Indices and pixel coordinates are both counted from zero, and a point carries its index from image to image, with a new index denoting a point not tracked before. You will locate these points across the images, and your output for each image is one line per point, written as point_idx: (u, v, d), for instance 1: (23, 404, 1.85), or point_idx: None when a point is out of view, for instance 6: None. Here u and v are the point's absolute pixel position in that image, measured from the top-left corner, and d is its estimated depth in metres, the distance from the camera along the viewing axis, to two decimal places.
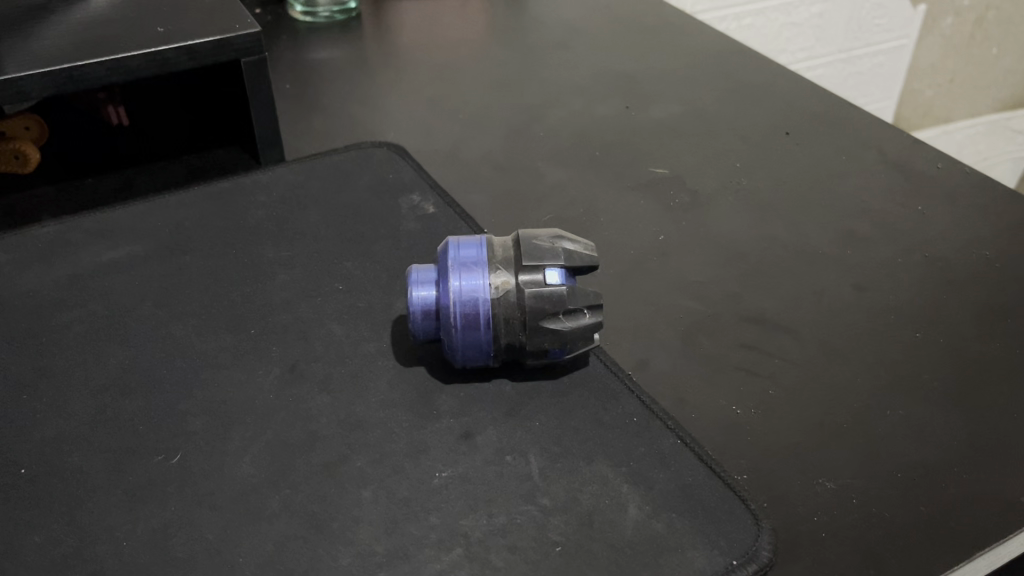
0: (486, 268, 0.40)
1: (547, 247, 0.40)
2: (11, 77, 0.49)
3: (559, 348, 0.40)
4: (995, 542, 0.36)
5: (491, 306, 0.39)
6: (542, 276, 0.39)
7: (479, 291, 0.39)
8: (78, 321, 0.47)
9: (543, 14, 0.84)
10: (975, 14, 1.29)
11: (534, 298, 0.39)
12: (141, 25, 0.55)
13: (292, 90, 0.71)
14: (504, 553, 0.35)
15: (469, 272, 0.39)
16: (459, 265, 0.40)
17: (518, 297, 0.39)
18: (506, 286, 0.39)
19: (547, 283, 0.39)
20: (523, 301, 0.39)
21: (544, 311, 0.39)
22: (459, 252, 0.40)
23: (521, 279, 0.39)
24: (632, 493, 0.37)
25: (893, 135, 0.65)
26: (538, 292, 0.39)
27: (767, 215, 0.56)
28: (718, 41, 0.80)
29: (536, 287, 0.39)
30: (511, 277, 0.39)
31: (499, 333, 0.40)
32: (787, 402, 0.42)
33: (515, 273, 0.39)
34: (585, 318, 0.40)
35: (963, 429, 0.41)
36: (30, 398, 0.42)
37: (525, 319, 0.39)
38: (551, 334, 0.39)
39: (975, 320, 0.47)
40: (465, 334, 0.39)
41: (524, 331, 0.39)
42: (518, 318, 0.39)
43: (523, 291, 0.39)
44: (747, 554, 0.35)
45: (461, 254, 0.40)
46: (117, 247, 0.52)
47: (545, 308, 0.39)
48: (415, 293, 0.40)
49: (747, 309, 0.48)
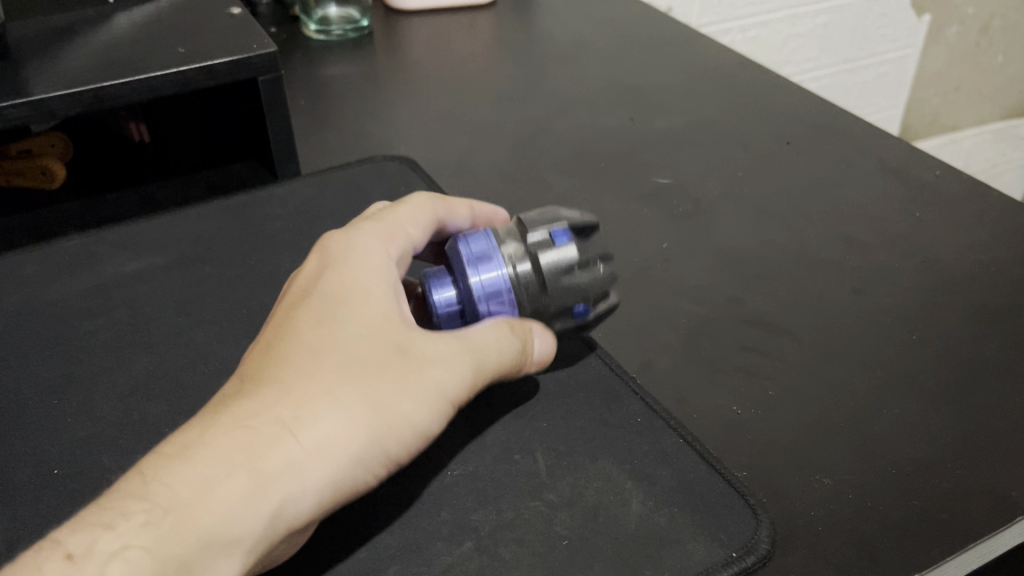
0: (499, 253, 0.41)
1: (547, 217, 0.42)
2: (42, 97, 0.52)
3: (581, 304, 0.41)
4: (986, 535, 0.37)
5: (514, 291, 0.41)
6: (548, 237, 0.41)
7: (499, 280, 0.40)
8: (104, 328, 0.49)
9: (550, 29, 0.86)
10: (980, 22, 1.30)
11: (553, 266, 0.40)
12: (162, 46, 0.58)
13: (306, 106, 0.73)
14: (512, 546, 0.36)
15: (484, 264, 0.40)
16: (472, 258, 0.41)
17: (530, 259, 0.40)
18: (517, 253, 0.41)
19: (554, 242, 0.41)
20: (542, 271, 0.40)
21: (557, 268, 0.40)
22: (470, 245, 0.41)
23: (529, 243, 0.41)
24: (635, 489, 0.39)
25: (892, 143, 0.66)
26: (547, 251, 0.40)
27: (769, 222, 0.57)
28: (723, 55, 0.82)
29: (544, 248, 0.40)
30: (520, 245, 0.41)
31: (523, 313, 0.41)
32: (785, 401, 0.43)
33: (523, 241, 0.41)
34: (599, 270, 0.41)
35: (957, 427, 0.42)
36: (59, 402, 0.44)
37: (541, 283, 0.40)
38: (569, 291, 0.40)
39: (971, 322, 0.48)
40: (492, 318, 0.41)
41: (545, 295, 0.41)
42: (535, 283, 0.41)
43: (534, 254, 0.40)
44: (745, 546, 0.36)
45: (472, 247, 0.41)
46: (140, 259, 0.55)
47: (557, 265, 0.40)
48: (437, 295, 0.41)
49: (748, 313, 0.49)
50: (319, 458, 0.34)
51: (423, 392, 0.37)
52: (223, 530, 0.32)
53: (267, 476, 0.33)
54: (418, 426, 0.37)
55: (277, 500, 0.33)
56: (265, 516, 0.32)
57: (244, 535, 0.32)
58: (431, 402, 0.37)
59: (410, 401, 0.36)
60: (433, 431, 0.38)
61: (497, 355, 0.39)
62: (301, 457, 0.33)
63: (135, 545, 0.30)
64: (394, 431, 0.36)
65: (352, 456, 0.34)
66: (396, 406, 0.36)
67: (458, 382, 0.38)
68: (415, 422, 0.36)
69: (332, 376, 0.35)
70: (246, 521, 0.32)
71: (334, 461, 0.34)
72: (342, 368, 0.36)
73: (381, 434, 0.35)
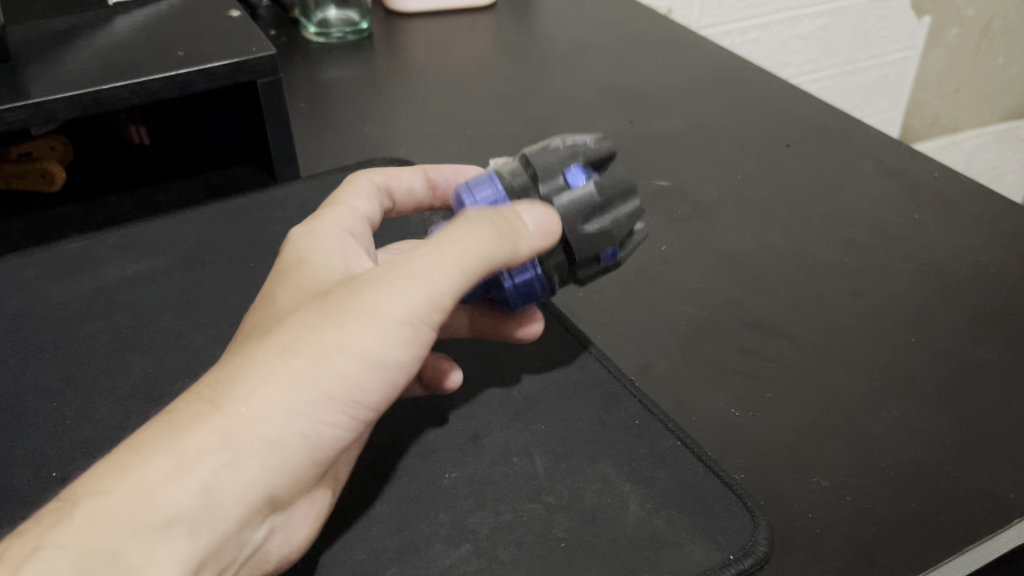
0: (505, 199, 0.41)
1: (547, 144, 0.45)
2: (41, 100, 0.52)
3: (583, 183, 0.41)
4: (984, 537, 0.37)
5: None
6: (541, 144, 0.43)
7: None
8: (104, 331, 0.49)
9: (550, 32, 0.86)
10: (980, 24, 1.30)
11: (549, 161, 0.41)
12: (162, 49, 0.58)
13: (306, 108, 0.73)
14: (510, 549, 0.36)
15: None
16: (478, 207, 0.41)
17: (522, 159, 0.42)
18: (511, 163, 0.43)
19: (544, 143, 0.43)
20: (547, 168, 0.41)
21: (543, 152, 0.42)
22: (474, 194, 0.41)
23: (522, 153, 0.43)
24: (633, 491, 0.39)
25: (891, 146, 0.66)
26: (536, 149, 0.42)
27: (769, 225, 0.57)
28: (722, 57, 0.82)
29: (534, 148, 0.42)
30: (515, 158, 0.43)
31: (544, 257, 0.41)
32: (784, 403, 0.43)
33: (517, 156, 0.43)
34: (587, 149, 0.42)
35: (955, 429, 0.42)
36: (58, 405, 0.44)
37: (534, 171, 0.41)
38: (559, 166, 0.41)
39: (969, 325, 0.48)
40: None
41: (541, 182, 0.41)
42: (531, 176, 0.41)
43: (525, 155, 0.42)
44: (743, 548, 0.36)
45: (477, 197, 0.41)
46: (140, 262, 0.55)
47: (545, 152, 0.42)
48: None
49: (747, 315, 0.49)
50: (251, 419, 0.33)
51: (360, 323, 0.35)
52: (153, 511, 0.31)
53: (191, 444, 0.32)
54: (361, 357, 0.35)
55: (209, 467, 0.32)
56: (198, 486, 0.32)
57: (179, 510, 0.31)
58: (371, 329, 0.35)
59: (346, 335, 0.35)
60: (389, 363, 0.36)
61: (450, 256, 0.36)
62: (224, 424, 0.33)
63: (50, 544, 0.29)
64: (332, 370, 0.34)
65: (287, 407, 0.34)
66: (327, 343, 0.35)
67: (402, 299, 0.36)
68: (354, 354, 0.35)
69: (255, 345, 0.35)
70: (179, 495, 0.31)
71: (264, 414, 0.33)
72: (265, 336, 0.35)
73: (315, 376, 0.34)
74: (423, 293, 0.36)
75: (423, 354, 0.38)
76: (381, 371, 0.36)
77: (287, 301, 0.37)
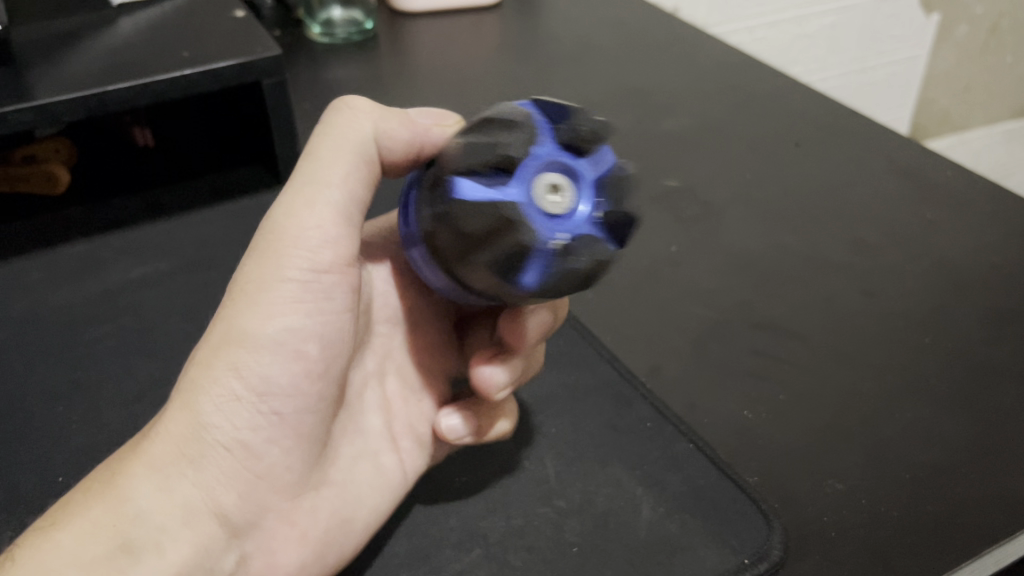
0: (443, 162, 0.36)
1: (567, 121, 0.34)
2: (45, 103, 0.51)
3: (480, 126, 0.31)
4: (1001, 540, 0.36)
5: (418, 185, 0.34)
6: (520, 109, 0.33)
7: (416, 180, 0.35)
8: (109, 335, 0.49)
9: (556, 31, 0.86)
10: (988, 21, 1.29)
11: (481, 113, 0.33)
12: (166, 51, 0.57)
13: (311, 109, 0.73)
14: (522, 553, 0.36)
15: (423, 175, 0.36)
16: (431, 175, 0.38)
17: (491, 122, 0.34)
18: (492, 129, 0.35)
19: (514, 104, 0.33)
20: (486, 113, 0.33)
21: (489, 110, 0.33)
22: None
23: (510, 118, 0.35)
24: (645, 495, 0.38)
25: (901, 144, 0.66)
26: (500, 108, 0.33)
27: (779, 225, 0.57)
28: (730, 56, 0.81)
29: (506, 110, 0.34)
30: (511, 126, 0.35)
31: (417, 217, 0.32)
32: (798, 406, 0.43)
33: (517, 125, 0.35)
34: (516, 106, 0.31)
35: (970, 430, 0.41)
36: (64, 408, 0.44)
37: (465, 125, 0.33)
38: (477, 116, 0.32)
39: (983, 325, 0.48)
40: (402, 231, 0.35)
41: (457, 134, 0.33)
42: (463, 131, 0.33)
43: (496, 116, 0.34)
44: (757, 553, 0.35)
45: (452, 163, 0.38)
46: (145, 265, 0.55)
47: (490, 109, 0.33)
48: None
49: (759, 317, 0.49)
50: (169, 437, 0.34)
51: (237, 309, 0.35)
52: (98, 545, 0.32)
53: (121, 475, 0.33)
54: (247, 341, 0.35)
55: (141, 492, 0.33)
56: (135, 511, 0.33)
57: (117, 538, 0.32)
58: (246, 310, 0.35)
59: (230, 328, 0.35)
60: (278, 338, 0.36)
61: (298, 207, 0.36)
62: (148, 450, 0.34)
63: None
64: (224, 364, 0.35)
65: (197, 415, 0.34)
66: (212, 342, 0.35)
67: (270, 266, 0.36)
68: (237, 340, 0.35)
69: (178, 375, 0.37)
70: (115, 524, 0.32)
71: (179, 429, 0.34)
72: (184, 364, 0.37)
73: (209, 376, 0.35)
74: (287, 251, 0.36)
75: (314, 318, 0.36)
76: (276, 350, 0.36)
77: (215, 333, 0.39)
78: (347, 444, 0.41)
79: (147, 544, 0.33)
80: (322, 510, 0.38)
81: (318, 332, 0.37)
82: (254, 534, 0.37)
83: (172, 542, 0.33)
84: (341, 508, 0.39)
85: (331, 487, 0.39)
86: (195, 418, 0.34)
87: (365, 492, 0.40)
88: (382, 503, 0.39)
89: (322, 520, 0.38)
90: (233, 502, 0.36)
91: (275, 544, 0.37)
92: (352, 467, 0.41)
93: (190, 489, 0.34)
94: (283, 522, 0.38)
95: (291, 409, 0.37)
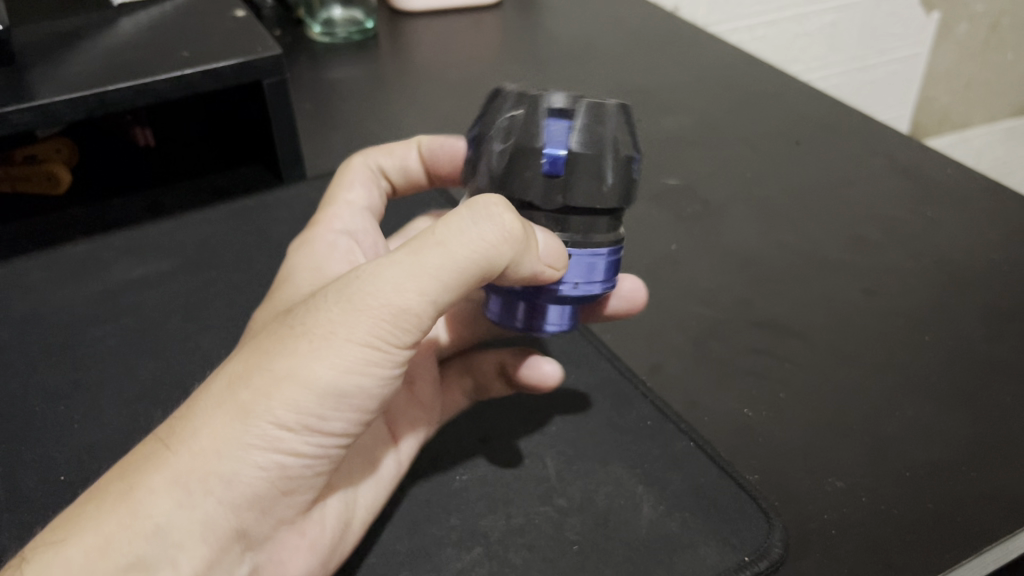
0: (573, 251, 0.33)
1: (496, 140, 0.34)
2: (46, 103, 0.52)
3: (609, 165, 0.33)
4: (1002, 537, 0.36)
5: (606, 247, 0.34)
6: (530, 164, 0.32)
7: (594, 260, 0.33)
8: (110, 335, 0.49)
9: (556, 30, 0.86)
10: (989, 19, 1.29)
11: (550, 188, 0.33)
12: (166, 51, 0.57)
13: (312, 109, 0.73)
14: (523, 552, 0.36)
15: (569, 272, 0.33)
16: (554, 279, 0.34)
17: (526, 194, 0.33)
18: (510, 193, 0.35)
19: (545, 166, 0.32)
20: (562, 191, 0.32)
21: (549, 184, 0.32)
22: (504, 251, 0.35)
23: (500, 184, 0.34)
24: (646, 494, 0.38)
25: (902, 142, 0.66)
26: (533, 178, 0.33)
27: (779, 223, 0.57)
28: (731, 54, 0.81)
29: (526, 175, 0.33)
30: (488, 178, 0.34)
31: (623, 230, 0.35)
32: (798, 404, 0.43)
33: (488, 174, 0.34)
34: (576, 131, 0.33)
35: (970, 427, 0.42)
36: (67, 408, 0.44)
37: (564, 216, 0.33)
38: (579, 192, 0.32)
39: (983, 322, 0.48)
40: (596, 289, 0.34)
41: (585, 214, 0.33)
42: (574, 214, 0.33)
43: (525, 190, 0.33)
44: (758, 551, 0.36)
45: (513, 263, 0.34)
46: (146, 264, 0.55)
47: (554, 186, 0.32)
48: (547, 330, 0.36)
49: (759, 315, 0.49)
50: (204, 459, 0.31)
51: (314, 352, 0.32)
52: (111, 562, 0.29)
53: (143, 488, 0.30)
54: (313, 386, 0.32)
55: (163, 511, 0.30)
56: (155, 530, 0.30)
57: (131, 555, 0.30)
58: (320, 357, 0.32)
59: (298, 367, 0.32)
60: (350, 392, 0.33)
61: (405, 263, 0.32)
62: (180, 469, 0.31)
63: None
64: (283, 400, 0.32)
65: (241, 441, 0.31)
66: (275, 372, 0.32)
67: (357, 325, 0.32)
68: (304, 382, 0.32)
69: (214, 380, 0.33)
70: (132, 542, 0.30)
71: (214, 446, 0.31)
72: (221, 369, 0.33)
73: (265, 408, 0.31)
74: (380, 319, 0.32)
75: (385, 378, 0.34)
76: (340, 402, 0.33)
77: (256, 333, 0.35)
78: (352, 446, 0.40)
79: (163, 561, 0.30)
80: (331, 517, 0.37)
81: (384, 386, 0.34)
82: (265, 545, 0.35)
83: (188, 557, 0.31)
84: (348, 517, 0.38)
85: (338, 493, 0.38)
86: (238, 445, 0.32)
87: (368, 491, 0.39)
88: (368, 496, 0.38)
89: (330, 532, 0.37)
90: (252, 517, 0.34)
91: (283, 552, 0.36)
92: (357, 469, 0.39)
93: (214, 506, 0.32)
94: (293, 534, 0.36)
95: (334, 446, 0.35)
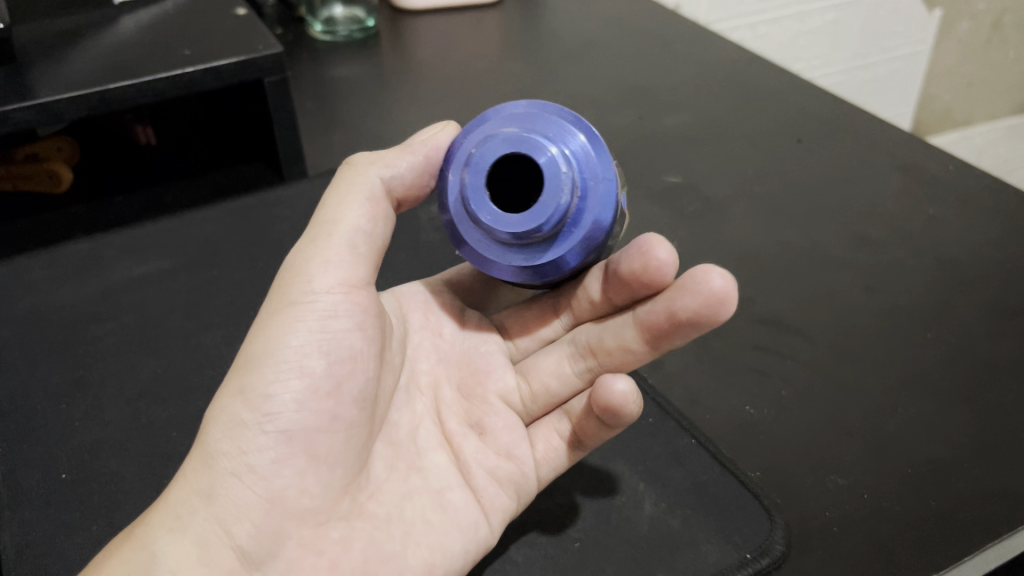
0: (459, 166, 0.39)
1: None
2: (47, 101, 0.51)
3: None
4: (1004, 535, 0.36)
5: None
6: None
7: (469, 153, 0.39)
8: (111, 333, 0.49)
9: (557, 28, 0.86)
10: (992, 17, 1.29)
11: None
12: (167, 49, 0.57)
13: (313, 107, 0.73)
14: (524, 549, 0.37)
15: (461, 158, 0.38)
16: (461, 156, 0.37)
17: None
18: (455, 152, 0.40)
19: None
20: None
21: None
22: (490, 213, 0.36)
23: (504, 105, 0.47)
24: (647, 492, 0.38)
25: (903, 140, 0.66)
26: None
27: (781, 221, 0.57)
28: (733, 52, 0.81)
29: None
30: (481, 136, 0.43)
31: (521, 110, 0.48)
32: (801, 402, 0.43)
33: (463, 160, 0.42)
34: None
35: (972, 425, 0.41)
36: (68, 407, 0.44)
37: None
38: None
39: (985, 320, 0.48)
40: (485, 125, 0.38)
41: None
42: None
43: None
44: (759, 548, 0.36)
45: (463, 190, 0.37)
46: (148, 263, 0.55)
47: None
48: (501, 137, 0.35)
49: (760, 313, 0.49)
50: (188, 477, 0.34)
51: (250, 339, 0.37)
52: None
53: (141, 524, 0.33)
54: (255, 362, 0.36)
55: (155, 537, 0.33)
56: (149, 551, 0.32)
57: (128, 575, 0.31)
58: (257, 338, 0.37)
59: (245, 358, 0.36)
60: (285, 356, 0.36)
61: (306, 246, 0.38)
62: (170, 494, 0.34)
63: None
64: (233, 391, 0.36)
65: (207, 444, 0.35)
66: (231, 374, 0.37)
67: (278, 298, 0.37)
68: (245, 365, 0.36)
69: None
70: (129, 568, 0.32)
71: (194, 466, 0.35)
72: None
73: (220, 407, 0.35)
74: (295, 279, 0.37)
75: (319, 334, 0.37)
76: (278, 367, 0.36)
77: None
78: (397, 482, 0.39)
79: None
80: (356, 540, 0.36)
81: (323, 347, 0.37)
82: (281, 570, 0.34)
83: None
84: (383, 542, 0.36)
85: (366, 519, 0.37)
86: (208, 451, 0.34)
87: (420, 527, 0.37)
88: (420, 532, 0.37)
89: (358, 551, 0.35)
90: (249, 533, 0.34)
91: None
92: (401, 503, 0.38)
93: (204, 522, 0.33)
94: (309, 553, 0.35)
95: (301, 427, 0.35)
